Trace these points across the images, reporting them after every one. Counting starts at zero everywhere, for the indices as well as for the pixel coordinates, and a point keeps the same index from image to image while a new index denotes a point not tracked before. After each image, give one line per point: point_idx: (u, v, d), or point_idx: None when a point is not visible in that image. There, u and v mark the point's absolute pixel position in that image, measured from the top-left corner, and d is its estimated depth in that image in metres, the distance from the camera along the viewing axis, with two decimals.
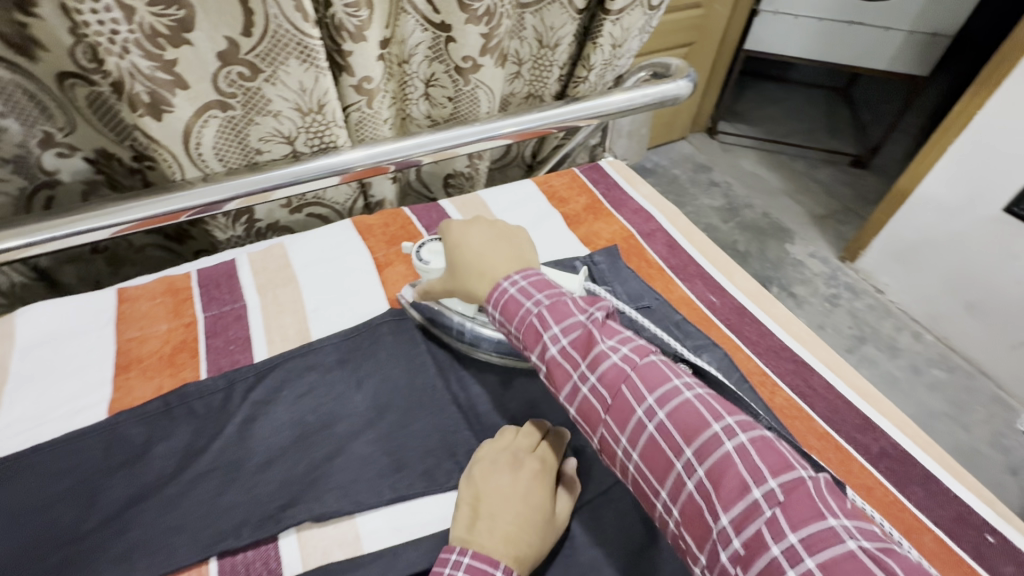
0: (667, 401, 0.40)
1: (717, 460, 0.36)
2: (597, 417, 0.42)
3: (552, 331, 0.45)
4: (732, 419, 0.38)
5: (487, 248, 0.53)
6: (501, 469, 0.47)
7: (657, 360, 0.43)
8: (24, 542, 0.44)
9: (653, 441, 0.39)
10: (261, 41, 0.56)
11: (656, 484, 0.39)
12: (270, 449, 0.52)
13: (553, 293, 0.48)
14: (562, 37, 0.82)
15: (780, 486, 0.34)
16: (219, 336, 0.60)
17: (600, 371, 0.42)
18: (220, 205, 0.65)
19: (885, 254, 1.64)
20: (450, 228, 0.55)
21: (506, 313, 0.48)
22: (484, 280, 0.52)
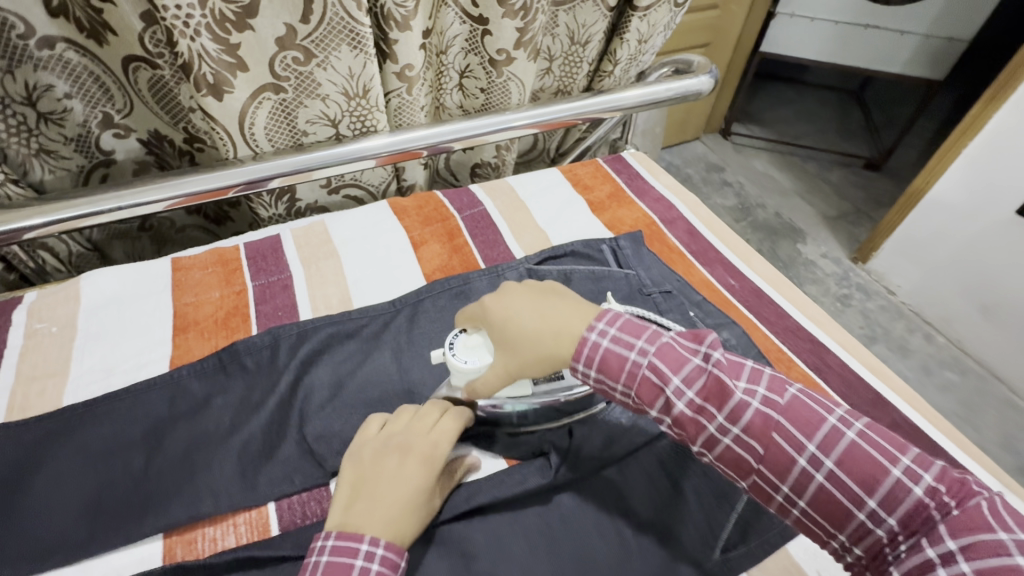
0: (832, 445, 0.39)
1: (905, 506, 0.36)
2: (749, 467, 0.41)
3: (675, 385, 0.42)
4: (902, 454, 0.37)
5: (542, 313, 0.47)
6: (390, 454, 0.47)
7: (799, 395, 0.41)
8: (102, 479, 0.48)
9: (824, 490, 0.38)
10: (317, 28, 0.60)
11: (832, 528, 0.39)
12: (318, 404, 0.55)
13: (652, 335, 0.45)
14: (593, 34, 0.86)
15: (960, 510, 0.35)
16: (268, 303, 0.65)
17: (744, 423, 0.40)
18: (265, 182, 0.69)
19: (897, 255, 1.66)
20: (488, 310, 0.48)
21: (607, 369, 0.44)
22: (564, 343, 0.45)
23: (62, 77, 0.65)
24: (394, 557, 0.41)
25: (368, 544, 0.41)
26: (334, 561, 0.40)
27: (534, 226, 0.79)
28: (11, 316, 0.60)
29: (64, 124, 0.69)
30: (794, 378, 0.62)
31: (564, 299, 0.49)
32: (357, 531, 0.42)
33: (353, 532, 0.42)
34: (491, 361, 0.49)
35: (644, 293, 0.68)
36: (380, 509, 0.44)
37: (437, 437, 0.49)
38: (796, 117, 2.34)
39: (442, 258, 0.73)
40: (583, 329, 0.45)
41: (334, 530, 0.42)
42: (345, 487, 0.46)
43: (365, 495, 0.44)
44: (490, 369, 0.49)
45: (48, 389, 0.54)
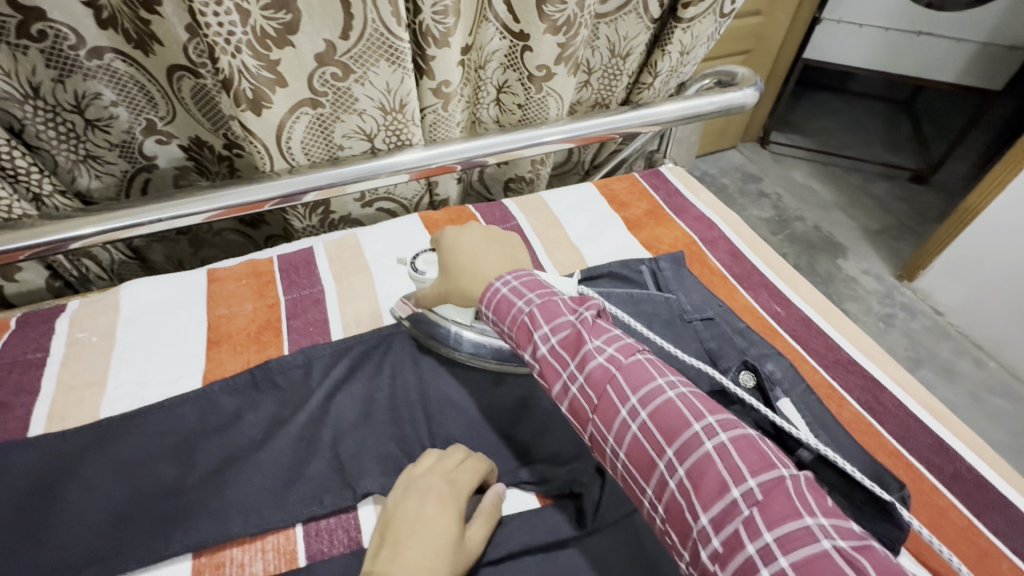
0: (651, 400, 0.38)
1: (695, 460, 0.34)
2: (586, 415, 0.40)
3: (542, 330, 0.44)
4: (713, 418, 0.36)
5: (478, 249, 0.54)
6: (410, 494, 0.45)
7: (643, 359, 0.40)
8: (133, 494, 0.48)
9: (575, 399, 0.41)
10: (357, 44, 0.60)
11: (641, 482, 0.37)
12: (345, 424, 0.54)
13: (545, 293, 0.47)
14: (635, 46, 0.83)
15: (759, 485, 0.32)
16: (299, 318, 0.64)
17: (587, 370, 0.40)
18: (298, 196, 0.69)
19: (948, 274, 1.57)
20: (444, 237, 0.56)
21: (500, 312, 0.48)
22: (477, 281, 0.52)
23: (109, 85, 0.66)
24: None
25: None
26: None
27: (567, 243, 0.77)
28: (54, 323, 0.61)
29: (110, 131, 0.70)
30: (845, 418, 0.58)
31: (507, 250, 0.55)
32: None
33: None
34: (433, 278, 0.59)
35: (685, 320, 0.64)
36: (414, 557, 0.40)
37: (454, 481, 0.47)
38: (839, 127, 2.25)
39: None
40: (494, 277, 0.51)
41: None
42: (375, 536, 0.43)
43: (397, 537, 0.42)
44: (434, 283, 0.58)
45: (86, 399, 0.55)
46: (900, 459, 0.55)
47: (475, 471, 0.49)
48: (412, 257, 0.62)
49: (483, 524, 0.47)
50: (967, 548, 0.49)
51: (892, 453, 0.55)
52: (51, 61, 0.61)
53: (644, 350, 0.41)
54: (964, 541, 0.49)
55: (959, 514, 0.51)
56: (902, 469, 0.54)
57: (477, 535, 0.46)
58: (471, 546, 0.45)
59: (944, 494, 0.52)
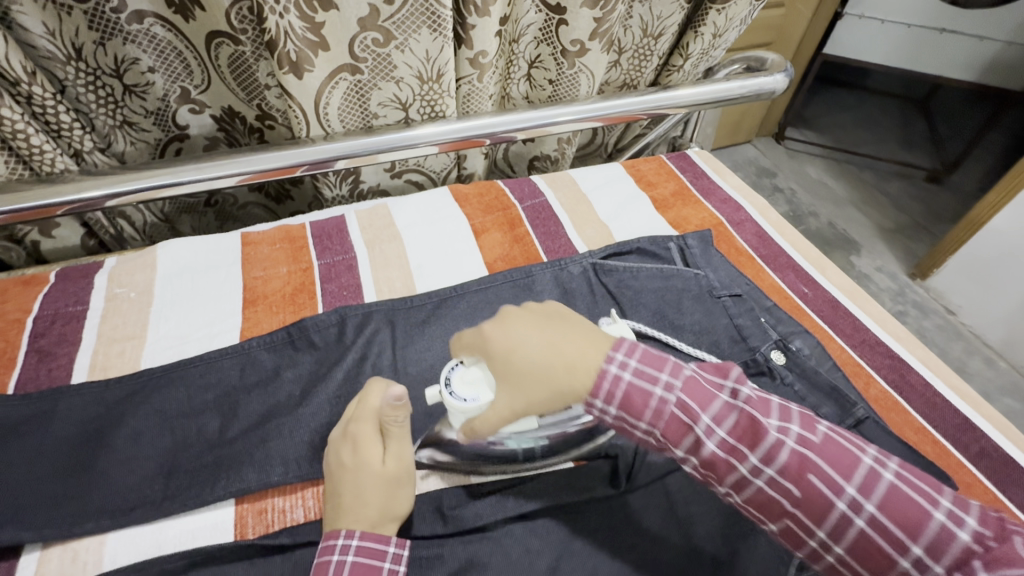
0: (809, 438, 0.38)
1: (877, 490, 0.35)
2: (737, 471, 0.38)
3: (664, 384, 0.40)
4: (871, 448, 0.38)
5: (553, 345, 0.43)
6: (337, 445, 0.48)
7: (777, 401, 0.41)
8: (176, 442, 0.50)
9: (717, 456, 0.38)
10: (400, 10, 0.60)
11: (811, 526, 0.36)
12: None
13: (644, 345, 0.42)
14: (667, 27, 0.83)
15: (947, 500, 0.35)
16: (333, 282, 0.65)
17: (733, 424, 0.38)
18: (329, 163, 0.70)
19: (961, 273, 1.57)
20: (488, 339, 0.45)
21: (593, 382, 0.41)
22: (574, 373, 0.42)
23: (148, 51, 0.65)
24: (375, 545, 0.42)
25: (342, 538, 0.42)
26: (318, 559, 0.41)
27: (596, 220, 0.77)
28: (93, 278, 0.62)
29: (146, 98, 0.70)
30: (871, 395, 0.59)
31: (581, 329, 0.45)
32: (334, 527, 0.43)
33: (330, 531, 0.43)
34: (492, 400, 0.45)
35: (713, 295, 0.65)
36: (352, 507, 0.44)
37: (356, 420, 0.48)
38: (855, 124, 2.24)
39: (503, 248, 0.72)
40: (600, 361, 0.42)
41: (324, 531, 0.44)
42: (323, 490, 0.47)
43: (339, 489, 0.45)
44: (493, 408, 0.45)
45: (127, 351, 0.56)
46: (927, 435, 0.56)
47: (366, 406, 0.49)
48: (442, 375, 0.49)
49: (395, 443, 0.48)
50: None
51: (919, 429, 0.56)
52: (93, 23, 0.61)
53: (762, 389, 0.42)
54: (991, 513, 0.50)
55: (984, 488, 0.52)
56: (929, 445, 0.55)
57: (393, 454, 0.47)
58: (393, 466, 0.46)
59: (970, 470, 0.53)
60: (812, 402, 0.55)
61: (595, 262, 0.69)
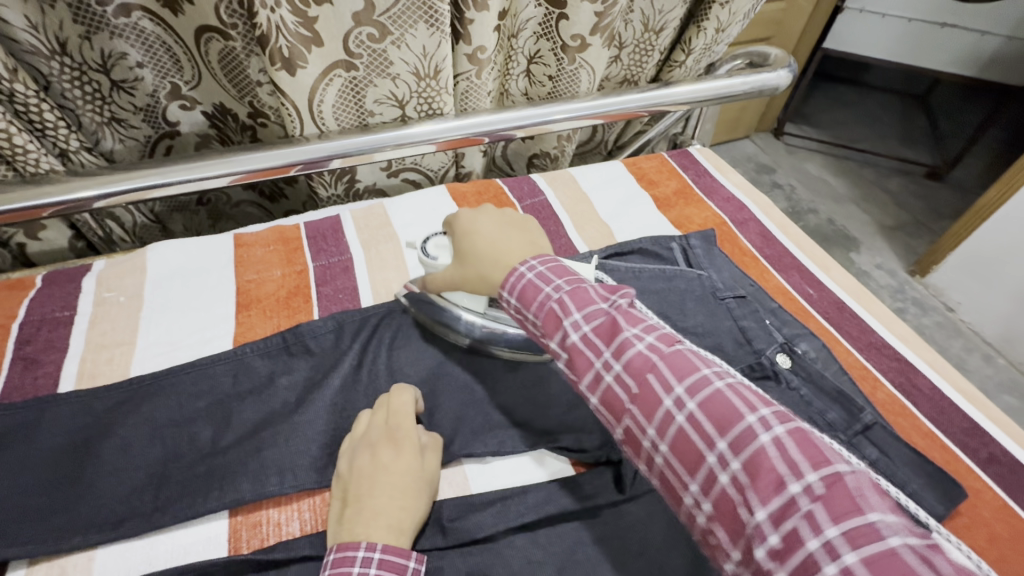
0: (698, 389, 0.36)
1: (752, 452, 0.33)
2: (622, 407, 0.39)
3: (574, 319, 0.42)
4: (767, 410, 0.35)
5: (498, 235, 0.52)
6: (362, 452, 0.47)
7: (684, 349, 0.39)
8: (168, 453, 0.48)
9: (609, 389, 0.40)
10: (396, 4, 0.58)
11: (686, 478, 0.36)
12: (378, 391, 0.54)
13: (574, 280, 0.45)
14: (669, 21, 0.81)
15: (819, 476, 0.30)
16: (329, 285, 0.63)
17: (626, 359, 0.39)
18: (323, 162, 0.68)
19: (961, 270, 1.57)
20: (460, 219, 0.56)
21: (524, 300, 0.46)
22: (498, 265, 0.50)
23: (136, 46, 0.63)
24: (396, 561, 0.40)
25: (364, 550, 0.39)
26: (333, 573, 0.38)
27: (597, 219, 0.76)
28: (81, 282, 0.60)
29: (135, 94, 0.68)
30: (879, 399, 0.58)
31: (526, 234, 0.53)
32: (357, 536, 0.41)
33: (351, 541, 0.40)
34: (448, 261, 0.56)
35: (717, 297, 0.64)
36: (376, 513, 0.42)
37: (397, 422, 0.49)
38: (855, 120, 2.23)
39: None
40: (518, 262, 0.49)
41: (336, 542, 0.41)
42: (335, 502, 0.45)
43: (363, 497, 0.44)
44: (446, 267, 0.56)
45: (116, 358, 0.55)
46: (935, 440, 0.54)
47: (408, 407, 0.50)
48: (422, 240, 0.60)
49: (434, 456, 0.49)
50: (1003, 528, 0.49)
51: (927, 435, 0.55)
52: (78, 17, 0.58)
53: (685, 342, 0.41)
54: (1002, 521, 0.49)
55: (994, 495, 0.51)
56: (938, 450, 0.54)
57: (431, 465, 0.48)
58: (427, 476, 0.47)
59: (980, 476, 0.52)
60: (819, 407, 0.54)
61: (597, 263, 0.68)
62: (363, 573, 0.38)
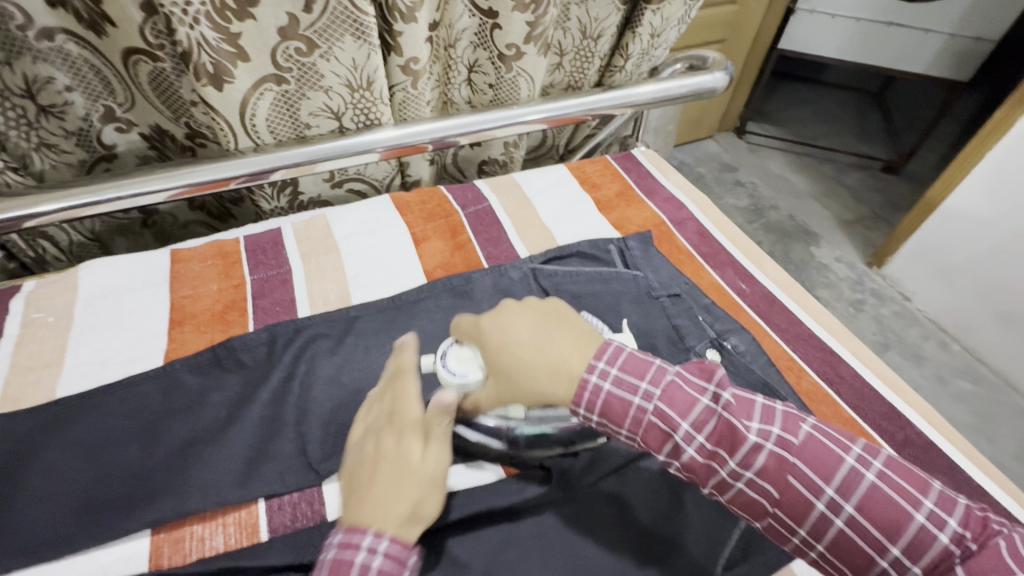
0: (848, 489, 0.38)
1: (918, 545, 0.35)
2: (762, 509, 0.40)
3: (683, 430, 0.41)
4: (859, 447, 0.40)
5: (539, 338, 0.45)
6: (371, 441, 0.46)
7: (812, 432, 0.40)
8: (90, 473, 0.48)
9: (696, 460, 0.40)
10: (321, 18, 0.59)
11: (847, 572, 0.38)
12: (310, 401, 0.54)
13: (656, 372, 0.42)
14: (606, 28, 0.83)
15: (981, 550, 0.35)
16: (266, 297, 0.64)
17: (758, 467, 0.39)
18: (266, 174, 0.69)
19: (914, 260, 1.61)
20: (482, 327, 0.47)
21: (610, 413, 0.43)
22: (563, 379, 0.43)
23: (62, 69, 0.63)
24: (400, 549, 0.38)
25: (370, 536, 0.38)
26: (338, 558, 0.37)
27: (539, 223, 0.77)
28: (8, 304, 0.59)
29: (65, 118, 0.67)
30: (803, 389, 0.60)
31: (570, 331, 0.46)
32: (361, 521, 0.39)
33: (355, 525, 0.39)
34: (481, 376, 0.48)
35: (651, 296, 0.65)
36: (376, 496, 0.41)
37: (399, 407, 0.46)
38: (813, 117, 2.29)
39: (443, 255, 0.71)
40: (583, 367, 0.43)
41: (341, 525, 0.39)
42: (343, 486, 0.44)
43: (367, 482, 0.42)
44: (482, 384, 0.47)
45: (42, 380, 0.54)
46: (854, 426, 0.57)
47: (410, 389, 0.48)
48: (438, 351, 0.51)
49: (436, 443, 0.45)
50: None
51: (847, 421, 0.57)
52: None
53: (745, 389, 0.43)
54: None
55: None
56: (856, 436, 0.56)
57: (435, 449, 0.44)
58: (435, 465, 0.44)
59: None
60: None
61: (536, 267, 0.69)
62: (367, 557, 0.37)
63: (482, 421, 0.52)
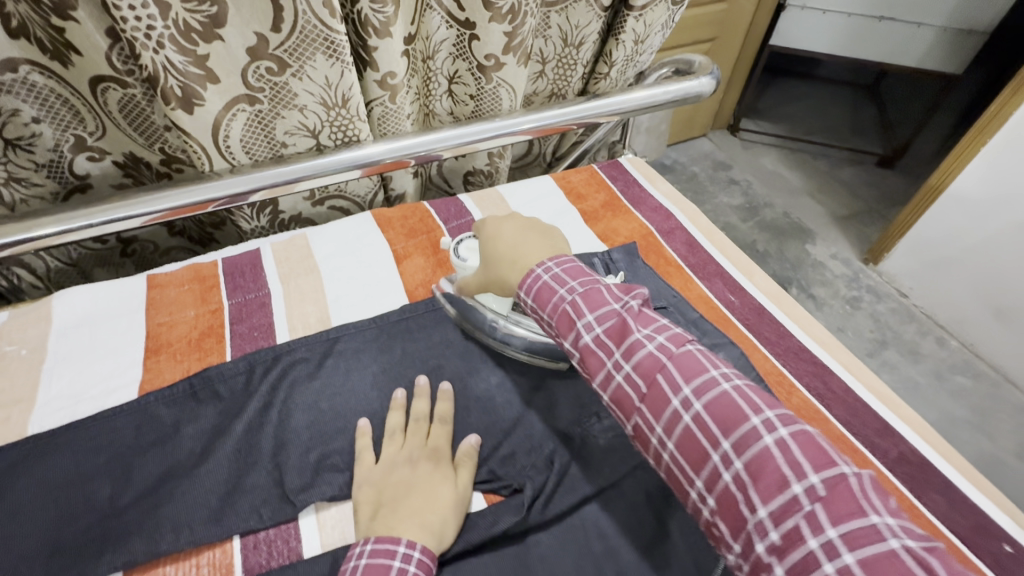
0: (704, 391, 0.40)
1: (754, 453, 0.36)
2: (631, 405, 0.43)
3: (586, 319, 0.46)
4: (772, 412, 0.38)
5: (518, 240, 0.56)
6: (400, 465, 0.50)
7: (694, 349, 0.42)
8: (60, 514, 0.46)
9: (619, 386, 0.43)
10: (290, 37, 0.57)
11: (691, 474, 0.39)
12: (287, 432, 0.54)
13: (588, 280, 0.49)
14: (587, 35, 0.82)
15: (822, 481, 0.34)
16: (244, 322, 0.62)
17: (635, 360, 0.43)
18: (245, 197, 0.67)
19: (909, 256, 1.59)
20: (486, 225, 0.60)
21: (540, 300, 0.49)
22: (517, 268, 0.54)
23: (29, 101, 0.61)
24: (428, 561, 0.43)
25: (404, 546, 0.42)
26: (373, 562, 0.41)
27: None
28: None
29: (34, 151, 0.65)
30: (794, 405, 0.58)
31: (547, 239, 0.57)
32: (395, 532, 0.43)
33: (389, 535, 0.43)
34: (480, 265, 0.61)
35: None
36: (410, 514, 0.45)
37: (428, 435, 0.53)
38: (807, 113, 2.27)
39: (426, 273, 0.70)
40: (535, 263, 0.53)
41: (372, 535, 0.43)
42: (366, 507, 0.47)
43: (397, 500, 0.47)
44: (474, 271, 0.61)
45: (12, 417, 0.53)
46: (847, 444, 0.55)
47: (446, 430, 0.54)
48: (455, 243, 0.65)
49: (465, 472, 0.51)
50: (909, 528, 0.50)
51: (839, 438, 0.55)
52: None
53: (694, 342, 0.44)
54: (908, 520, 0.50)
55: (902, 496, 0.52)
56: (849, 454, 0.54)
57: (464, 482, 0.50)
58: (461, 493, 0.49)
59: (888, 477, 0.53)
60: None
61: None
62: (402, 566, 0.41)
63: (477, 307, 0.63)
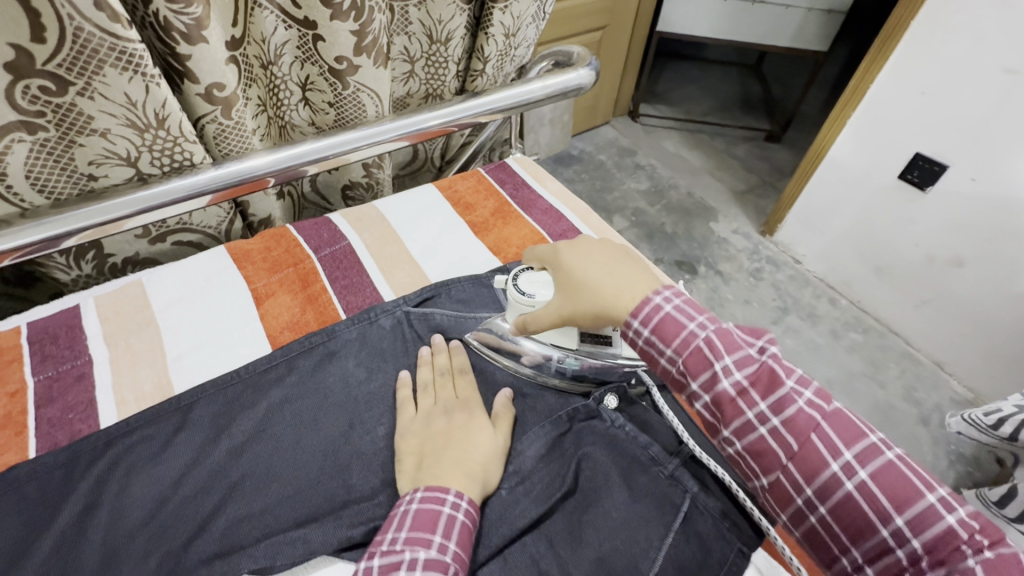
0: (868, 456, 0.39)
1: (934, 532, 0.36)
2: (775, 461, 0.41)
3: (723, 363, 0.43)
4: (940, 486, 0.38)
5: (609, 268, 0.51)
6: (432, 421, 0.51)
7: (842, 407, 0.42)
8: None
9: (762, 439, 0.42)
10: (61, 48, 0.46)
11: (845, 542, 0.39)
12: (111, 538, 0.43)
13: (712, 317, 0.46)
14: (453, 30, 0.76)
15: (994, 553, 0.34)
16: (54, 404, 0.51)
17: (786, 416, 0.41)
18: (54, 244, 0.54)
19: (800, 225, 1.68)
20: (562, 253, 0.54)
21: (662, 333, 0.45)
22: (620, 300, 0.48)
23: None
24: (474, 513, 0.44)
25: (451, 497, 0.44)
26: (423, 507, 0.43)
27: (408, 260, 0.69)
28: None
29: None
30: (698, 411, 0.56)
31: (639, 270, 0.51)
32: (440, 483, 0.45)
33: (437, 485, 0.45)
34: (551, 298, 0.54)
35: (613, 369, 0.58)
36: (435, 468, 0.47)
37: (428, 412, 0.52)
38: (699, 94, 2.36)
39: (292, 313, 0.61)
40: (645, 293, 0.48)
41: (423, 485, 0.45)
42: (410, 460, 0.49)
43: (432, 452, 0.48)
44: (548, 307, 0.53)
45: None
46: None
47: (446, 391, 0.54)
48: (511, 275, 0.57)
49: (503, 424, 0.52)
50: None
51: None
52: None
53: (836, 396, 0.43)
54: None
55: None
56: None
57: (501, 434, 0.51)
58: (496, 445, 0.50)
59: None
60: (644, 441, 0.52)
61: (408, 310, 0.62)
62: (450, 512, 0.43)
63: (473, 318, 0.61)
